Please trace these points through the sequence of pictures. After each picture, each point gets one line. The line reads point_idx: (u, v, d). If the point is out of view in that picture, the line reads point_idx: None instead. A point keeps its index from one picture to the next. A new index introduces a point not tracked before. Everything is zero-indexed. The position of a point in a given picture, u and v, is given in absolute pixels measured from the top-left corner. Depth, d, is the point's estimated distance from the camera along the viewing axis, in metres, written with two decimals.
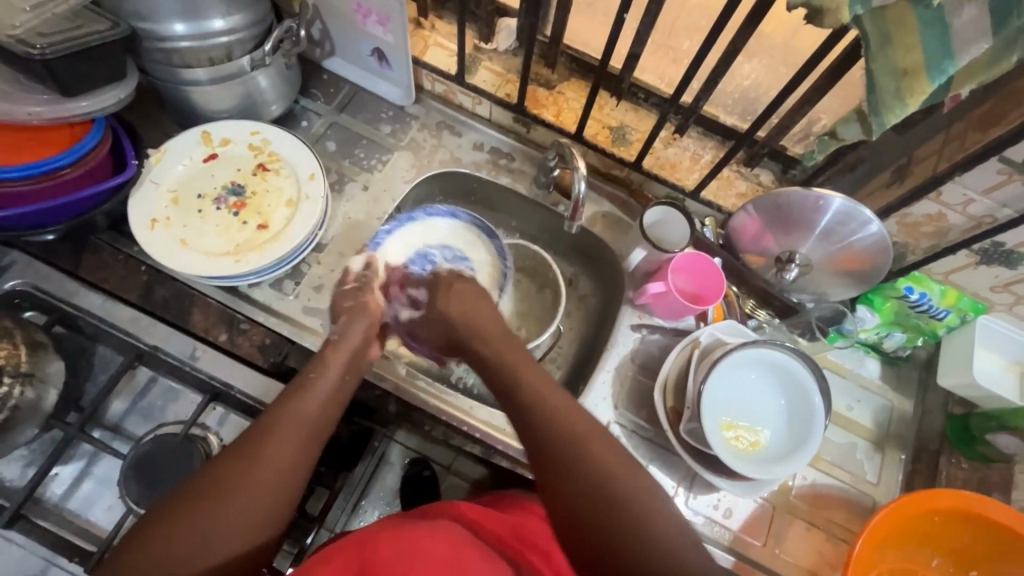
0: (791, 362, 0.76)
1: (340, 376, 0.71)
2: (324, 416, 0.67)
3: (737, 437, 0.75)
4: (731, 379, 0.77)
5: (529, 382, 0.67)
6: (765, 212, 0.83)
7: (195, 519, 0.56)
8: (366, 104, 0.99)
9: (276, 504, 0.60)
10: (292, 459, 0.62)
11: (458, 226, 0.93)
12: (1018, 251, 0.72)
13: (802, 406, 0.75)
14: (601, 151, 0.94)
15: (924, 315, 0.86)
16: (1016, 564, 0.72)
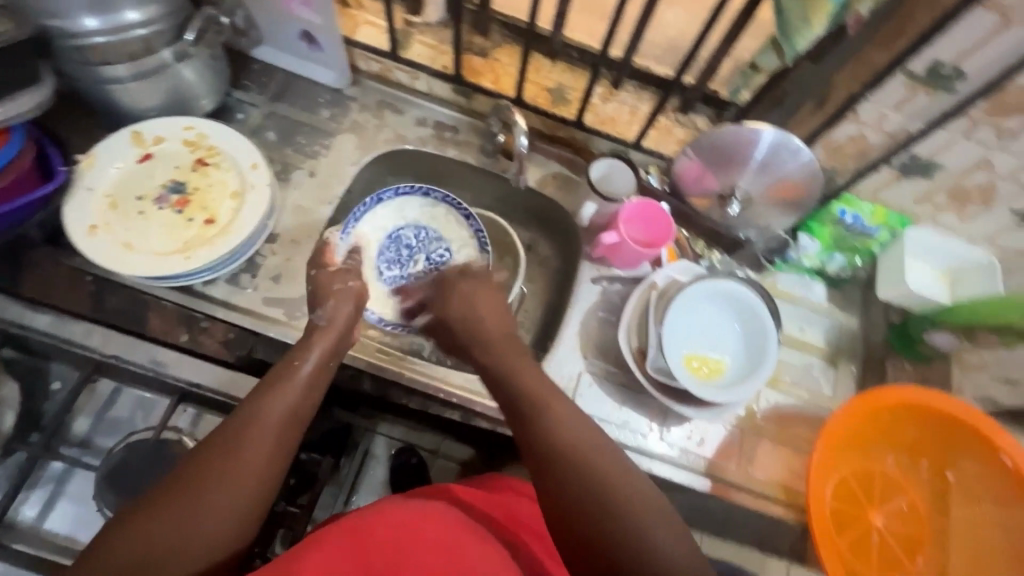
0: (747, 293, 0.80)
1: (321, 358, 0.71)
2: (305, 402, 0.66)
3: (699, 364, 0.79)
4: (689, 315, 0.80)
5: (550, 402, 0.64)
6: (703, 152, 0.87)
7: (173, 508, 0.53)
8: (302, 90, 0.98)
9: (262, 491, 0.57)
10: (276, 445, 0.60)
11: (439, 209, 0.98)
12: (932, 160, 0.78)
13: (756, 331, 0.80)
14: (542, 112, 0.96)
15: (858, 235, 0.93)
16: (967, 456, 0.78)
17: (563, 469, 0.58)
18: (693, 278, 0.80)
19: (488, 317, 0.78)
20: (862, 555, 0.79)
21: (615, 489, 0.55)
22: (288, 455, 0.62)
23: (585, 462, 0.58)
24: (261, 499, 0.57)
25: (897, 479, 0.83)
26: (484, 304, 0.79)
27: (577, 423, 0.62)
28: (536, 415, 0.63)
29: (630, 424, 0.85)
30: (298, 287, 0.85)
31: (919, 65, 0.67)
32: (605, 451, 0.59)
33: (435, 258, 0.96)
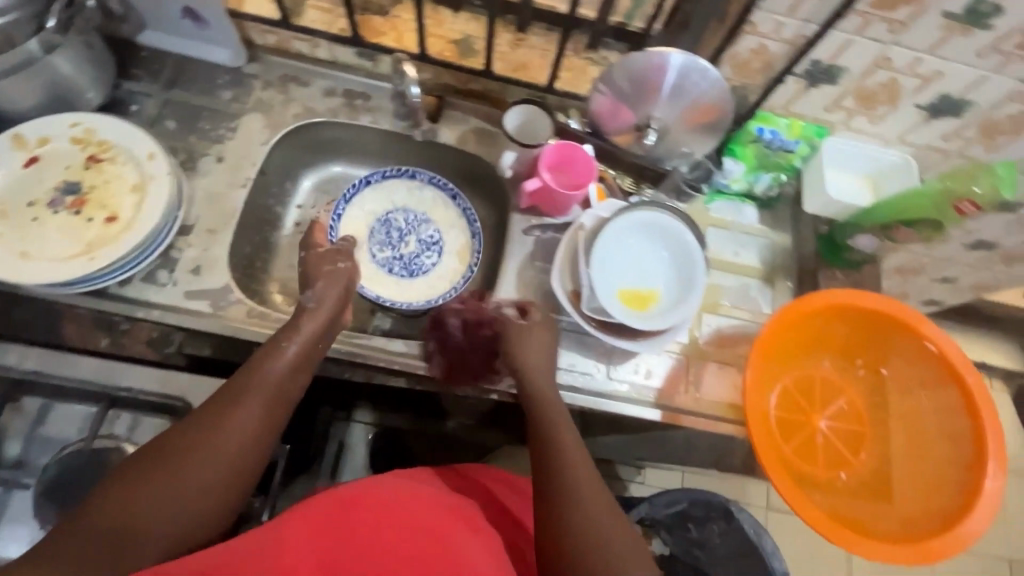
0: (680, 227, 0.80)
1: (309, 338, 0.72)
2: (292, 379, 0.68)
3: (631, 298, 0.79)
4: (619, 252, 0.80)
5: (565, 445, 0.64)
6: (615, 86, 0.86)
7: (160, 472, 0.56)
8: (198, 73, 0.93)
9: (241, 471, 0.60)
10: (261, 419, 0.63)
11: (425, 191, 0.99)
12: (834, 64, 0.78)
13: (684, 260, 0.80)
14: (452, 67, 0.93)
15: (779, 151, 0.93)
16: (900, 352, 0.81)
17: (553, 509, 0.59)
18: (618, 210, 0.80)
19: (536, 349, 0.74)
20: (808, 457, 0.81)
21: (597, 531, 0.56)
22: (272, 433, 0.64)
23: (581, 505, 0.58)
24: (245, 470, 0.60)
25: (835, 381, 0.86)
26: (533, 338, 0.75)
27: (581, 468, 0.62)
28: (546, 451, 0.64)
29: (575, 366, 0.86)
30: (221, 275, 0.82)
31: None
32: (596, 492, 0.59)
33: (426, 240, 0.98)
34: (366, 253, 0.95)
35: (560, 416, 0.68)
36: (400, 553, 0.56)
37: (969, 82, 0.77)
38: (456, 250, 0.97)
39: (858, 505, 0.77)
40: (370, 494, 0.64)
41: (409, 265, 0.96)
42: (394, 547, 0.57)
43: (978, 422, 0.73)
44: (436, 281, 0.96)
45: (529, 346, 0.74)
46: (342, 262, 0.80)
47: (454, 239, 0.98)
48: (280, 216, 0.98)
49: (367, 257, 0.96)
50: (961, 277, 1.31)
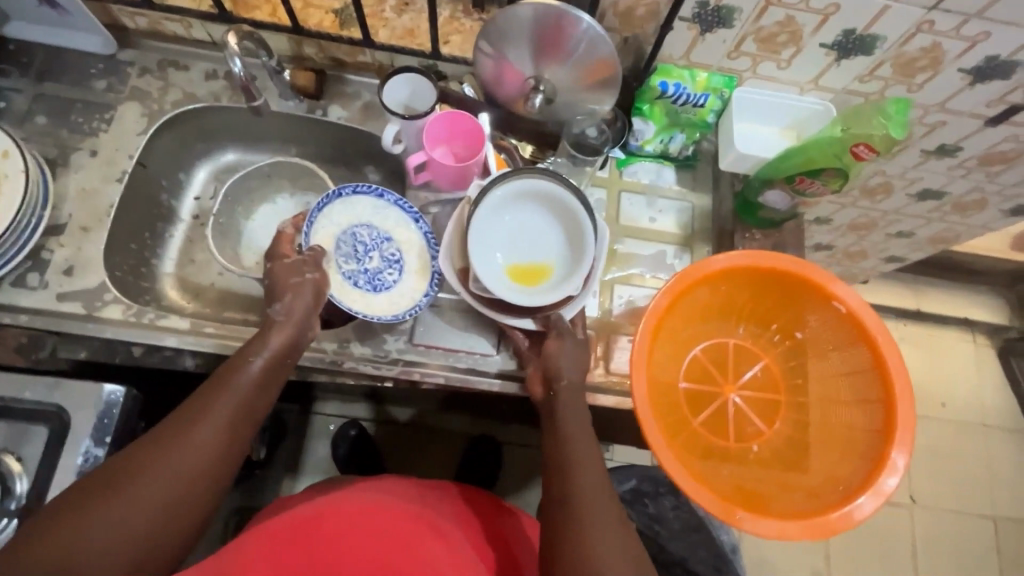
0: (570, 199, 0.74)
1: (276, 354, 0.69)
2: (259, 397, 0.66)
3: (519, 275, 0.75)
4: (502, 227, 0.75)
5: (582, 469, 0.66)
6: (497, 45, 0.79)
7: (114, 499, 0.56)
8: (70, 63, 0.89)
9: (202, 496, 0.60)
10: (221, 440, 0.61)
11: (392, 214, 0.85)
12: (723, 6, 0.71)
13: (574, 227, 0.75)
14: (332, 38, 0.87)
15: (687, 106, 0.86)
16: (816, 318, 0.75)
17: (573, 523, 0.62)
18: (501, 179, 0.74)
19: (565, 360, 0.73)
20: (718, 431, 0.78)
21: (604, 545, 0.61)
22: (235, 453, 0.63)
23: (590, 512, 0.63)
24: (204, 492, 0.60)
25: (749, 349, 0.82)
26: (561, 351, 0.73)
27: (594, 487, 0.65)
28: (560, 469, 0.66)
29: (475, 348, 0.83)
30: (95, 274, 0.79)
31: None
32: (601, 497, 0.64)
33: (390, 257, 0.84)
34: (331, 264, 0.82)
35: (581, 426, 0.70)
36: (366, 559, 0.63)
37: (871, 16, 0.70)
38: (421, 272, 0.84)
39: (766, 474, 0.73)
40: (330, 507, 0.70)
41: (373, 279, 0.82)
42: (356, 556, 0.64)
43: (889, 388, 0.68)
44: (399, 299, 0.82)
45: (562, 359, 0.73)
46: (309, 274, 0.74)
47: (420, 256, 0.84)
48: (175, 209, 0.95)
49: (332, 267, 0.82)
50: (915, 230, 1.23)
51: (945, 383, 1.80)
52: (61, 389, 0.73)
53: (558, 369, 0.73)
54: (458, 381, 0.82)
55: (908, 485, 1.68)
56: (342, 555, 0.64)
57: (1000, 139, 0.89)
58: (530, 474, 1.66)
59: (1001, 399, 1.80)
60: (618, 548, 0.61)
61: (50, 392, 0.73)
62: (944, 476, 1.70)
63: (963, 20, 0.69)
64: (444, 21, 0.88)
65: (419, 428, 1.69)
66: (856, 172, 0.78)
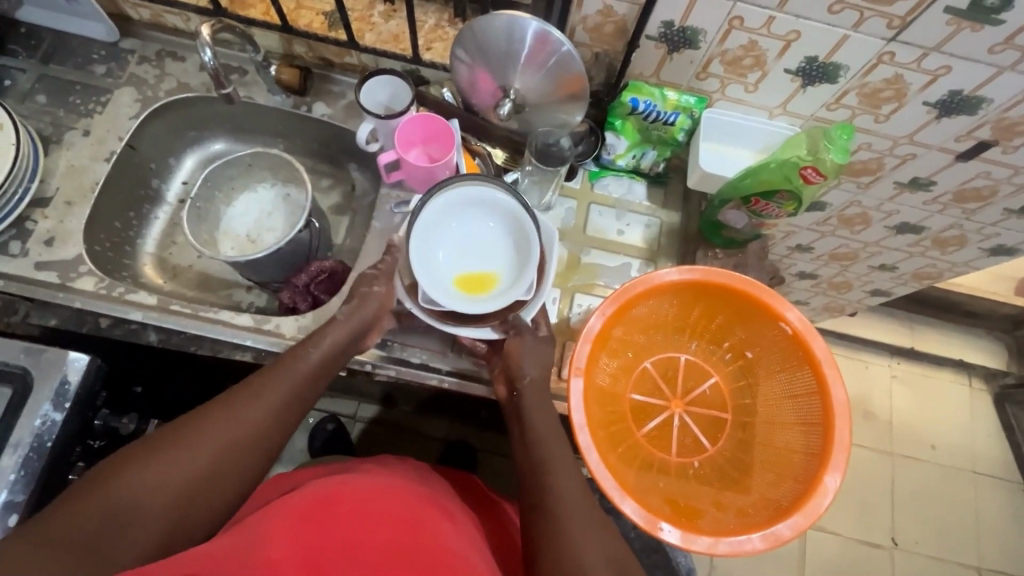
0: (516, 210, 0.76)
1: (331, 350, 0.74)
2: (308, 387, 0.71)
3: (464, 285, 0.75)
4: (453, 235, 0.77)
5: (558, 475, 0.67)
6: (473, 53, 0.82)
7: (170, 457, 0.59)
8: (75, 48, 0.94)
9: (246, 471, 0.63)
10: (269, 420, 0.66)
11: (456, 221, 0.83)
12: (688, 26, 0.73)
13: (518, 231, 0.76)
14: (320, 39, 0.91)
15: (658, 124, 0.87)
16: (765, 340, 0.76)
17: (551, 526, 0.63)
18: (441, 192, 0.77)
19: (529, 359, 0.75)
20: (660, 444, 0.78)
21: (586, 549, 0.61)
22: (279, 436, 0.67)
23: (567, 513, 0.63)
24: (247, 466, 0.63)
25: (701, 366, 0.82)
26: (525, 349, 0.75)
27: (571, 492, 0.65)
28: (537, 473, 0.67)
29: (429, 344, 0.84)
30: (73, 246, 0.82)
31: None
32: (578, 500, 0.65)
33: None
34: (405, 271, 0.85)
35: (549, 423, 0.72)
36: (384, 546, 0.63)
37: (832, 44, 0.71)
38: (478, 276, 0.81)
39: (701, 491, 0.74)
40: (349, 492, 0.69)
41: None
42: (375, 542, 0.64)
43: (829, 413, 0.68)
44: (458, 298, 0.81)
45: (523, 359, 0.74)
46: (372, 280, 0.79)
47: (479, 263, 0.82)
48: (161, 191, 0.99)
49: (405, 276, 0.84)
50: (898, 264, 1.22)
51: (937, 426, 1.75)
52: (25, 353, 0.76)
53: (518, 368, 0.74)
54: (409, 374, 0.83)
55: (890, 527, 1.63)
56: (360, 541, 0.63)
57: (973, 176, 0.89)
58: (502, 483, 1.65)
59: (995, 447, 1.74)
60: (601, 551, 0.61)
61: (18, 354, 0.76)
62: (930, 521, 1.65)
63: (923, 53, 0.69)
64: (429, 29, 0.91)
65: (394, 427, 1.70)
66: (809, 199, 0.80)
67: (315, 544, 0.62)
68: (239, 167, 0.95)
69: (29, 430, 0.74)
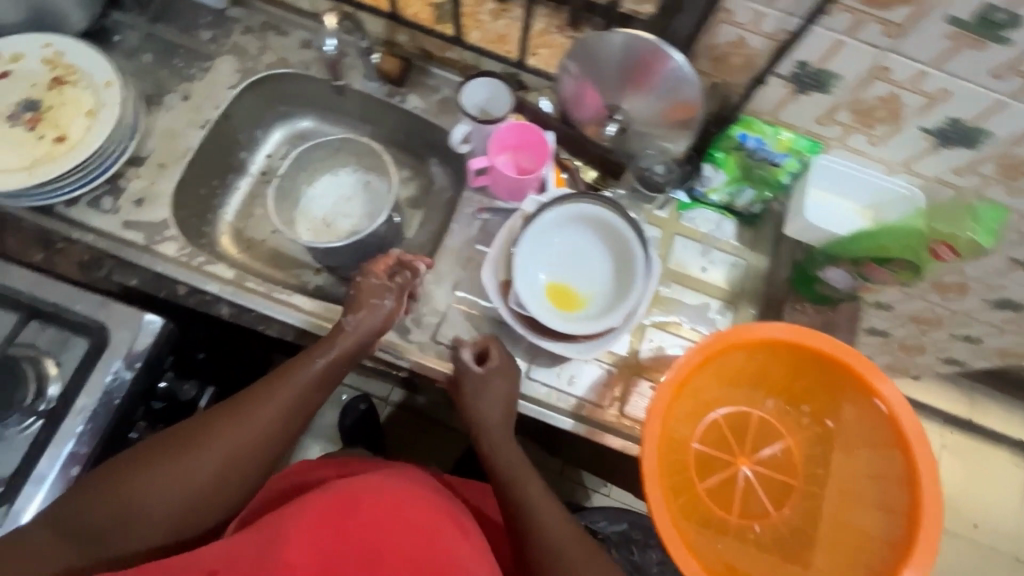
0: (623, 229, 0.72)
1: (338, 359, 0.73)
2: (313, 394, 0.71)
3: (555, 295, 0.74)
4: (557, 243, 0.75)
5: (536, 509, 0.67)
6: (584, 67, 0.79)
7: (172, 460, 0.62)
8: (183, 11, 0.94)
9: (249, 475, 0.66)
10: (270, 428, 0.67)
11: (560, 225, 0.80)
12: (824, 69, 0.68)
13: (626, 259, 0.73)
14: (426, 30, 0.89)
15: (764, 163, 0.84)
16: (854, 410, 0.71)
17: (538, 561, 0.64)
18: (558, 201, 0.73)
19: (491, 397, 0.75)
20: (722, 503, 0.75)
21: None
22: (280, 444, 0.68)
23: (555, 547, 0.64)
24: (246, 472, 0.65)
25: (773, 424, 0.78)
26: (490, 385, 0.75)
27: (556, 524, 0.66)
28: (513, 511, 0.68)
29: None
30: (162, 209, 0.83)
31: None
32: (566, 532, 0.65)
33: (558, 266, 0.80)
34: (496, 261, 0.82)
35: (515, 457, 0.72)
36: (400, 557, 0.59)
37: (982, 108, 0.65)
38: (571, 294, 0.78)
39: (760, 559, 0.71)
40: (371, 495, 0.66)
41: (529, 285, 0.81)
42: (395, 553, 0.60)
43: (916, 506, 0.63)
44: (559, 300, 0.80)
45: (481, 394, 0.74)
46: (376, 281, 0.78)
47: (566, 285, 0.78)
48: (245, 162, 0.99)
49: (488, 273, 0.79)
50: (983, 337, 1.14)
51: (985, 505, 1.65)
52: (105, 310, 0.78)
53: (478, 412, 0.74)
54: None
55: None
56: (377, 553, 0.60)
57: None
58: None
59: None
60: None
61: (98, 310, 0.78)
62: None
63: None
64: (537, 33, 0.86)
65: (423, 416, 1.70)
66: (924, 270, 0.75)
67: (335, 550, 0.60)
68: (327, 149, 0.94)
69: (100, 385, 0.75)
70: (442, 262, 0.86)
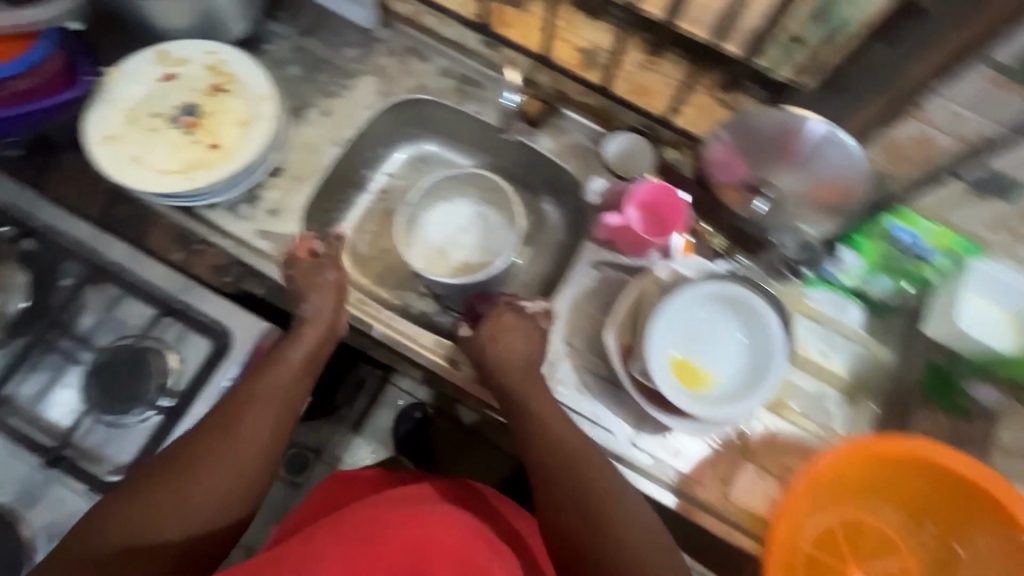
0: (763, 313, 0.69)
1: (312, 348, 0.75)
2: (296, 382, 0.73)
3: (682, 371, 0.72)
4: (688, 317, 0.72)
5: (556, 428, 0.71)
6: (739, 136, 0.78)
7: (173, 482, 0.63)
8: (333, 27, 0.96)
9: (253, 481, 0.67)
10: (262, 428, 0.68)
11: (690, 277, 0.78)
12: (1013, 177, 0.65)
13: (762, 345, 0.70)
14: (571, 74, 0.88)
15: (911, 256, 0.79)
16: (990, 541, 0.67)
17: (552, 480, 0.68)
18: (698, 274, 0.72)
19: (508, 345, 0.76)
20: None
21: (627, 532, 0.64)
22: (275, 440, 0.70)
23: (581, 474, 0.67)
24: (251, 476, 0.67)
25: (894, 539, 0.74)
26: (509, 336, 0.76)
27: (570, 440, 0.70)
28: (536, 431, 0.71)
29: (599, 421, 0.80)
30: (293, 223, 0.85)
31: (1007, 56, 0.55)
32: (581, 446, 0.69)
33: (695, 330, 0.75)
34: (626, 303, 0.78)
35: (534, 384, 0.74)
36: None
37: None
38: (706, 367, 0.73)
39: None
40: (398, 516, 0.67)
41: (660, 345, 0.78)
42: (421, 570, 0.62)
43: None
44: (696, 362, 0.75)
45: (500, 342, 0.76)
46: (315, 265, 0.80)
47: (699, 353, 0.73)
48: (366, 179, 1.00)
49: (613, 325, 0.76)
50: None
51: None
52: (233, 319, 0.79)
53: (498, 362, 0.75)
54: None
55: None
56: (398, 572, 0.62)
57: None
58: None
59: None
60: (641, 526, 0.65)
61: (223, 313, 0.80)
62: None
63: None
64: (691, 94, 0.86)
65: None
66: None
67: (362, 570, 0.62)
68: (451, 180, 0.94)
69: (216, 387, 0.77)
70: (556, 312, 0.84)
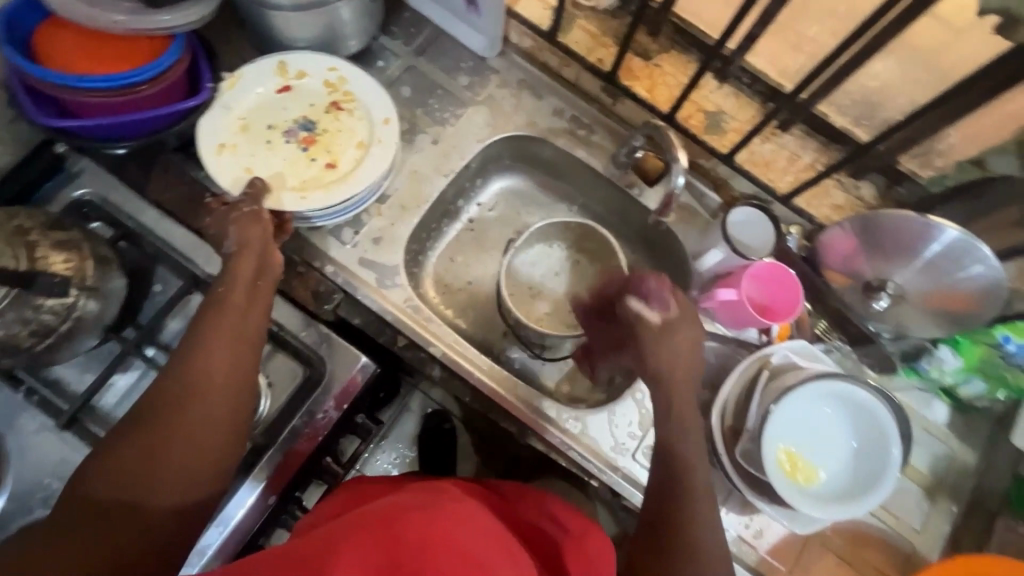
0: (884, 424, 0.70)
1: (249, 278, 0.65)
2: (249, 314, 0.63)
3: (790, 464, 0.71)
4: (805, 412, 0.73)
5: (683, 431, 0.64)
6: (863, 232, 0.76)
7: (144, 438, 0.54)
8: (446, 50, 0.93)
9: (233, 427, 0.58)
10: (226, 366, 0.59)
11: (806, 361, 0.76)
12: None
13: (875, 455, 0.71)
14: (693, 137, 0.88)
15: (1015, 367, 0.77)
16: None
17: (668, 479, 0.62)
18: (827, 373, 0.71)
19: (669, 358, 0.65)
20: None
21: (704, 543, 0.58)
22: (246, 376, 0.60)
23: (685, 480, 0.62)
24: (228, 419, 0.58)
25: None
26: (669, 344, 0.66)
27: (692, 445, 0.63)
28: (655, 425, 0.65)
29: None
30: (395, 254, 0.84)
31: None
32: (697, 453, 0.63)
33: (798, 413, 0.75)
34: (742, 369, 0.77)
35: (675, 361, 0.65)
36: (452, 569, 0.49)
37: None
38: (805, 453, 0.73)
39: None
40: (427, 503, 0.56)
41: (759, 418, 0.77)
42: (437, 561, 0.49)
43: None
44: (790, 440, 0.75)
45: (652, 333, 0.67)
46: (248, 209, 0.70)
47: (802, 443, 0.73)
48: (459, 209, 0.98)
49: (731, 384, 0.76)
50: None
51: None
52: (333, 351, 0.77)
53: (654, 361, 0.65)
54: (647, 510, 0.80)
55: None
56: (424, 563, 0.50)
57: None
58: None
59: None
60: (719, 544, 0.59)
61: (320, 343, 0.77)
62: None
63: None
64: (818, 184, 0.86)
65: None
66: None
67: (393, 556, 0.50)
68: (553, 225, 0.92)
69: (308, 418, 0.74)
70: None
